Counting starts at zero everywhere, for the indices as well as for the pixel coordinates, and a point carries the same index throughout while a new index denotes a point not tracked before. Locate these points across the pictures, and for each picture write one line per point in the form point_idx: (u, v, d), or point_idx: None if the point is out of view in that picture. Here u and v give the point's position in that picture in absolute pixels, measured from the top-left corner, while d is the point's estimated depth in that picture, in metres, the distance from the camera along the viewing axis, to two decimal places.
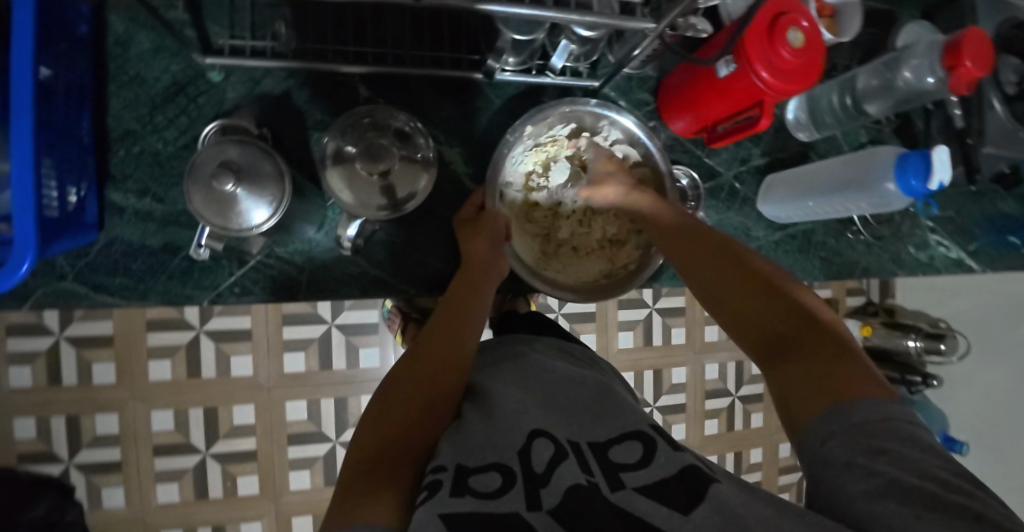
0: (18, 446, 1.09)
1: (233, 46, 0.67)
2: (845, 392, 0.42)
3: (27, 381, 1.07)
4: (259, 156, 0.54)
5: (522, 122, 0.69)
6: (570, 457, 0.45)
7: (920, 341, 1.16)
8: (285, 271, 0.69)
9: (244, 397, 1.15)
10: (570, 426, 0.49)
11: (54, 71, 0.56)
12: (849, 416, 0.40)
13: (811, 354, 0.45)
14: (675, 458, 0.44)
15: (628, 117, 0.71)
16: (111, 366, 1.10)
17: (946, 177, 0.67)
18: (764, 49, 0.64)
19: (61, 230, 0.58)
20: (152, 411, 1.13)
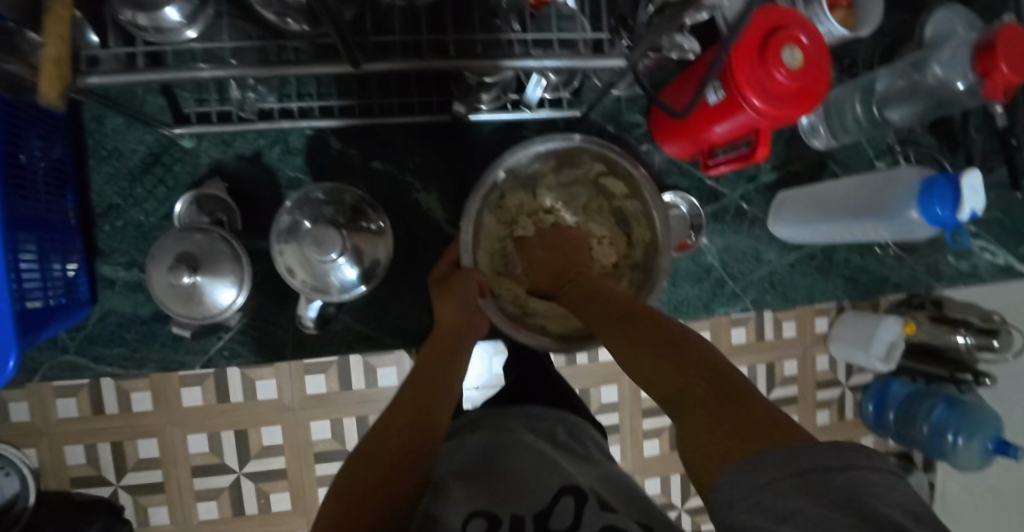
0: (71, 473, 0.95)
1: (200, 112, 0.67)
2: (749, 442, 0.32)
3: (74, 412, 0.93)
4: (219, 241, 0.55)
5: (493, 167, 0.66)
6: (501, 531, 0.46)
7: (969, 336, 0.92)
8: (271, 332, 0.69)
9: (271, 418, 0.98)
10: (510, 501, 0.49)
11: (31, 161, 0.58)
12: (756, 474, 0.30)
13: (714, 408, 0.37)
14: (597, 517, 0.45)
15: (605, 146, 0.67)
16: (151, 394, 0.95)
17: (979, 205, 0.58)
18: (756, 74, 0.57)
19: (51, 316, 0.60)
20: (188, 436, 0.97)
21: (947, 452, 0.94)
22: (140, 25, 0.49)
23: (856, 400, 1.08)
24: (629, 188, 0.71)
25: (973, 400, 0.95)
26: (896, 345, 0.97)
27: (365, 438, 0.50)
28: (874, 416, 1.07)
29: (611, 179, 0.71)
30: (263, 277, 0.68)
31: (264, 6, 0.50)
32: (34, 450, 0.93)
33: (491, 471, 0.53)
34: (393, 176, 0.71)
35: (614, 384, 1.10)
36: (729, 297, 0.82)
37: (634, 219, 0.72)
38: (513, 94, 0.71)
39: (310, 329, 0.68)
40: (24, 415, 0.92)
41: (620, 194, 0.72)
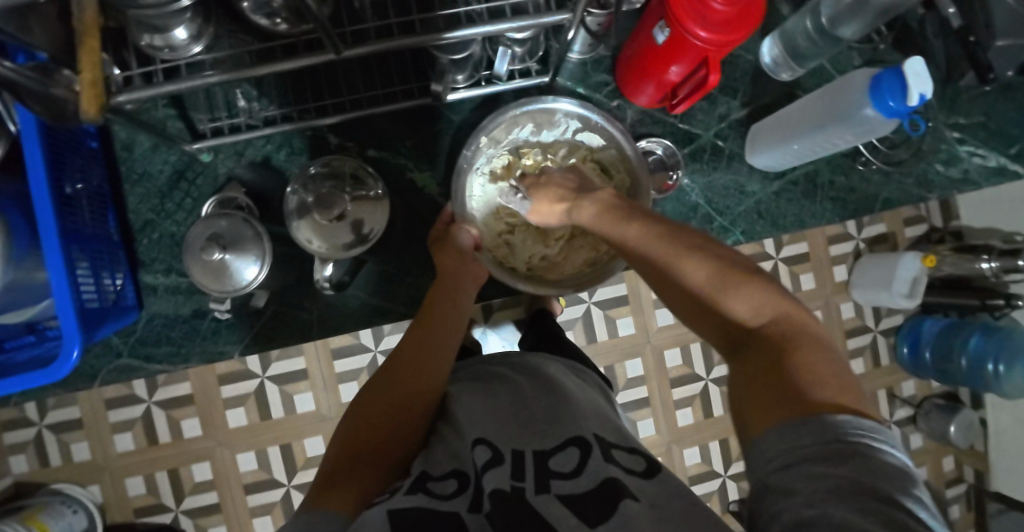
0: (133, 503, 1.02)
1: (214, 127, 0.75)
2: (793, 408, 0.35)
3: (131, 445, 1.01)
4: (241, 224, 0.62)
5: (475, 134, 0.72)
6: (505, 463, 0.48)
7: (994, 261, 0.96)
8: (298, 314, 0.76)
9: (311, 429, 1.05)
10: (515, 437, 0.51)
11: (75, 186, 0.67)
12: (795, 435, 0.33)
13: (770, 370, 0.39)
14: (601, 470, 0.46)
15: (572, 103, 0.73)
16: (199, 419, 1.02)
17: (928, 88, 0.60)
18: (693, 6, 0.62)
19: (105, 317, 0.68)
20: (239, 455, 1.04)
21: (991, 383, 0.99)
22: (156, 46, 0.57)
23: (891, 345, 1.15)
24: (604, 139, 0.76)
25: (1011, 327, 0.99)
26: (919, 281, 1.00)
27: (376, 375, 0.61)
28: (912, 359, 1.12)
29: (587, 134, 0.77)
30: (284, 264, 0.76)
31: (255, 12, 0.57)
32: (98, 486, 1.01)
33: (497, 405, 0.56)
34: (389, 161, 0.79)
35: (633, 348, 1.13)
36: (719, 231, 0.86)
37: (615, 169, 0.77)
38: (485, 71, 0.78)
39: (328, 289, 0.74)
40: (86, 454, 1.00)
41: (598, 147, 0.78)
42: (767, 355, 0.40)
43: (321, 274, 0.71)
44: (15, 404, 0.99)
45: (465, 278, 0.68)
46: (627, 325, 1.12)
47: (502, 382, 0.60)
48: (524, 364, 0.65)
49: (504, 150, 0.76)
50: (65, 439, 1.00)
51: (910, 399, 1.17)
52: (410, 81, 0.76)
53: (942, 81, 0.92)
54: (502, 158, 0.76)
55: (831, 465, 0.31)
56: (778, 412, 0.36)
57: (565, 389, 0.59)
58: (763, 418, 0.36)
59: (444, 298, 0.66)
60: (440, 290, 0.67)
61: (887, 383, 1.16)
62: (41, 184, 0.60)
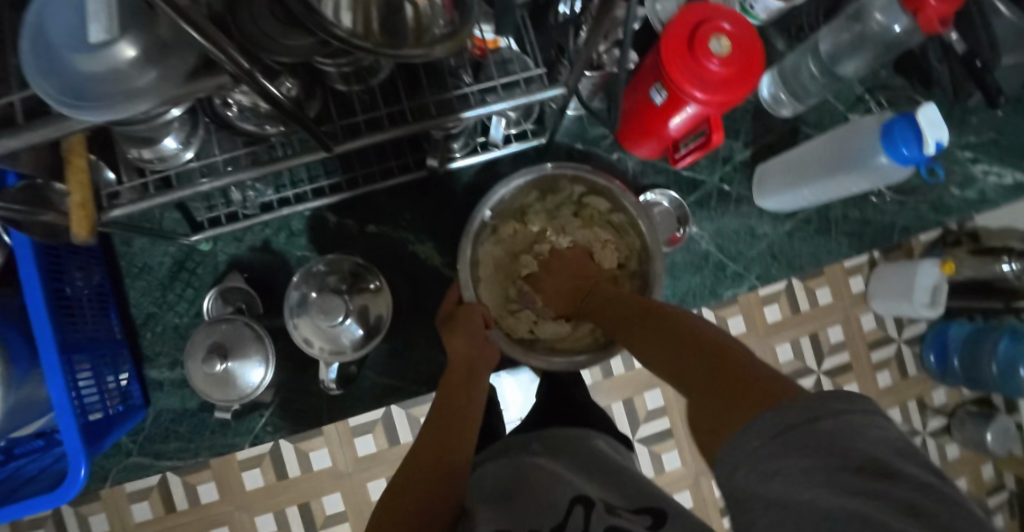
0: None
1: (212, 216, 0.74)
2: (752, 407, 0.33)
3: (149, 514, 1.00)
4: (244, 327, 0.60)
5: (478, 207, 0.70)
6: None
7: (1013, 254, 0.91)
8: (307, 400, 0.75)
9: (329, 486, 1.03)
10: (528, 519, 0.49)
11: (73, 292, 0.66)
12: (745, 436, 0.31)
13: (726, 382, 0.37)
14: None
15: (575, 169, 0.71)
16: (215, 482, 1.01)
17: (944, 135, 0.58)
18: (688, 68, 0.61)
19: (113, 422, 0.67)
20: (256, 517, 1.02)
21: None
22: (145, 158, 0.56)
23: (916, 354, 1.08)
24: (612, 202, 0.74)
25: None
26: (936, 289, 0.94)
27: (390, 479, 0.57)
28: (940, 367, 1.06)
29: (594, 197, 0.75)
30: (291, 350, 0.74)
31: (244, 119, 0.56)
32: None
33: (508, 486, 0.55)
34: (390, 236, 0.77)
35: (651, 390, 1.10)
36: (733, 278, 0.83)
37: (624, 231, 0.75)
38: (480, 137, 0.77)
39: (333, 389, 0.73)
40: (104, 526, 1.00)
41: (607, 210, 0.76)
42: (721, 366, 0.39)
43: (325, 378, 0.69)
44: None
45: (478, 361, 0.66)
46: None
47: (519, 464, 0.57)
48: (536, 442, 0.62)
49: (507, 222, 0.76)
50: (83, 512, 1.00)
51: (942, 407, 1.11)
52: (405, 155, 0.75)
53: (951, 102, 0.89)
54: (505, 229, 0.76)
55: (810, 454, 0.28)
56: (742, 415, 0.33)
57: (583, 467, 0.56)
58: (721, 430, 0.34)
59: (459, 386, 0.64)
60: (454, 380, 0.65)
61: (916, 393, 1.09)
62: (37, 305, 0.59)
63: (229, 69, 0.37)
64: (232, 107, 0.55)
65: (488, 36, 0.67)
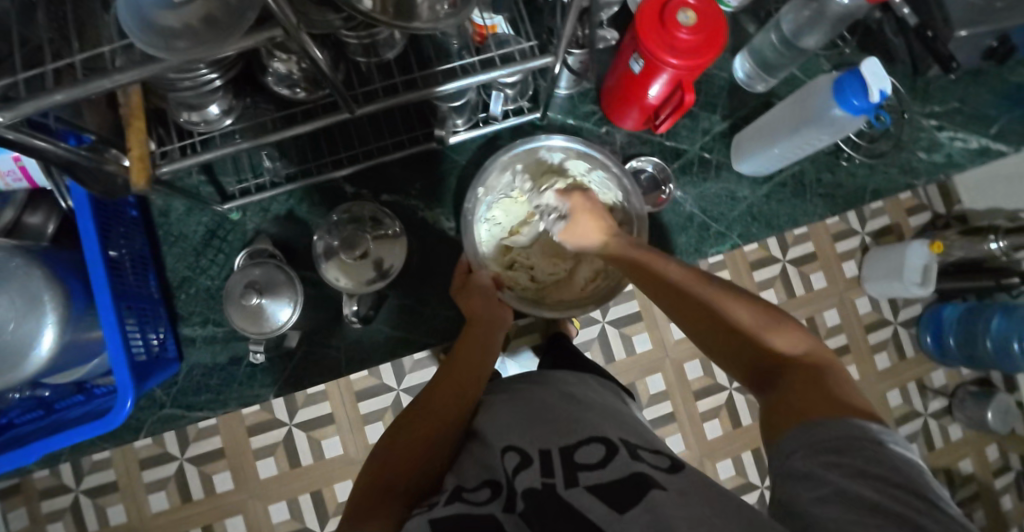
0: None
1: (241, 188, 0.84)
2: (828, 414, 0.41)
3: (165, 504, 1.04)
4: (273, 270, 0.68)
5: (471, 188, 0.78)
6: (532, 464, 0.51)
7: (1002, 240, 1.00)
8: (327, 353, 0.81)
9: (341, 474, 1.07)
10: (545, 439, 0.53)
11: (120, 252, 0.74)
12: (813, 434, 0.40)
13: (802, 386, 0.45)
14: (627, 465, 0.47)
15: (558, 138, 0.79)
16: (229, 472, 1.06)
17: (886, 84, 0.66)
18: (661, 37, 0.69)
19: (151, 369, 0.74)
20: (269, 507, 1.06)
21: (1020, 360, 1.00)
22: (193, 121, 0.66)
23: (914, 336, 1.17)
24: (591, 163, 0.81)
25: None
26: (929, 268, 1.02)
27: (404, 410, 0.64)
28: (938, 348, 1.14)
29: (574, 162, 0.82)
30: (313, 305, 0.81)
31: (278, 84, 0.66)
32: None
33: (521, 412, 0.60)
34: (401, 203, 0.85)
35: (651, 364, 1.15)
36: (716, 237, 0.90)
37: (604, 188, 0.81)
38: (481, 113, 0.85)
39: (355, 322, 0.80)
40: (122, 516, 1.04)
41: (585, 172, 0.82)
42: (806, 378, 0.46)
43: (350, 309, 0.78)
44: (55, 469, 1.02)
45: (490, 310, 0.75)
46: (644, 342, 1.15)
47: (524, 395, 0.63)
48: (545, 381, 0.68)
49: (498, 197, 0.81)
50: (101, 503, 1.03)
51: (942, 389, 1.17)
52: (414, 129, 0.84)
53: (911, 75, 0.97)
54: (499, 202, 0.81)
55: (844, 460, 0.38)
56: (813, 416, 0.42)
57: (589, 402, 0.61)
58: (800, 420, 0.42)
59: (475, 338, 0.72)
60: (474, 331, 0.72)
61: (916, 375, 1.17)
62: (94, 252, 0.67)
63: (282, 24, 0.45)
64: (271, 74, 0.65)
65: (488, 22, 0.74)
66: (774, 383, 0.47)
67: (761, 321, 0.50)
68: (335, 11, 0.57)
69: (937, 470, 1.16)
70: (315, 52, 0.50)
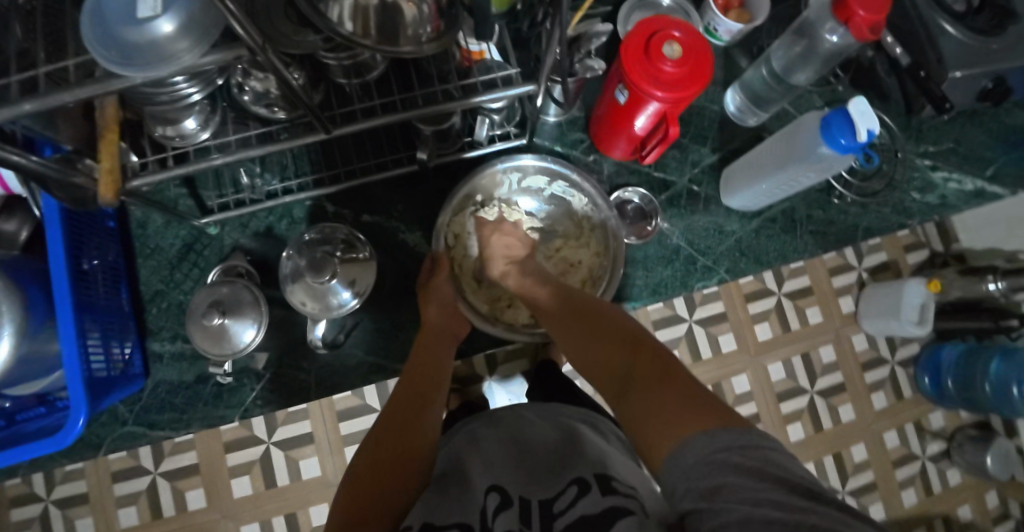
0: None
1: (221, 202, 0.83)
2: (689, 426, 0.37)
3: None
4: (239, 288, 0.67)
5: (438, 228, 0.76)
6: (512, 507, 0.47)
7: (1001, 281, 0.92)
8: (296, 375, 0.79)
9: None
10: (528, 485, 0.50)
11: (92, 263, 0.73)
12: (684, 457, 0.35)
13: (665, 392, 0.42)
14: (609, 498, 0.44)
15: (527, 157, 0.77)
16: None
17: (873, 124, 0.65)
18: (645, 68, 0.68)
19: (112, 384, 0.72)
20: None
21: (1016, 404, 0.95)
22: (168, 136, 0.66)
23: (911, 377, 1.11)
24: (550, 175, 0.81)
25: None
26: (926, 307, 0.96)
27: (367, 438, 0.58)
28: (935, 389, 1.09)
29: (532, 178, 0.82)
30: (284, 326, 0.79)
31: (256, 103, 0.65)
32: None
33: (507, 447, 0.57)
34: (382, 225, 0.84)
35: None
36: (704, 271, 0.89)
37: (568, 194, 0.83)
38: (467, 137, 0.84)
39: (321, 348, 0.78)
40: None
41: (546, 184, 0.83)
42: (666, 382, 0.43)
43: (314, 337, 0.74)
44: None
45: (452, 328, 0.72)
46: None
47: (513, 430, 0.60)
48: (531, 410, 0.65)
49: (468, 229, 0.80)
50: None
51: (940, 432, 1.12)
52: (398, 150, 0.83)
53: (905, 114, 0.96)
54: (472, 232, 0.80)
55: (773, 472, 0.32)
56: (676, 428, 0.37)
57: (580, 445, 0.55)
58: (667, 436, 0.37)
59: (427, 349, 0.68)
60: (423, 342, 0.69)
61: (913, 416, 1.11)
62: (59, 264, 0.66)
63: (245, 43, 0.43)
64: (248, 93, 0.65)
65: (475, 47, 0.72)
66: (629, 394, 0.45)
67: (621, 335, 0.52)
68: (315, 32, 0.57)
69: (935, 514, 1.09)
70: (286, 74, 0.49)
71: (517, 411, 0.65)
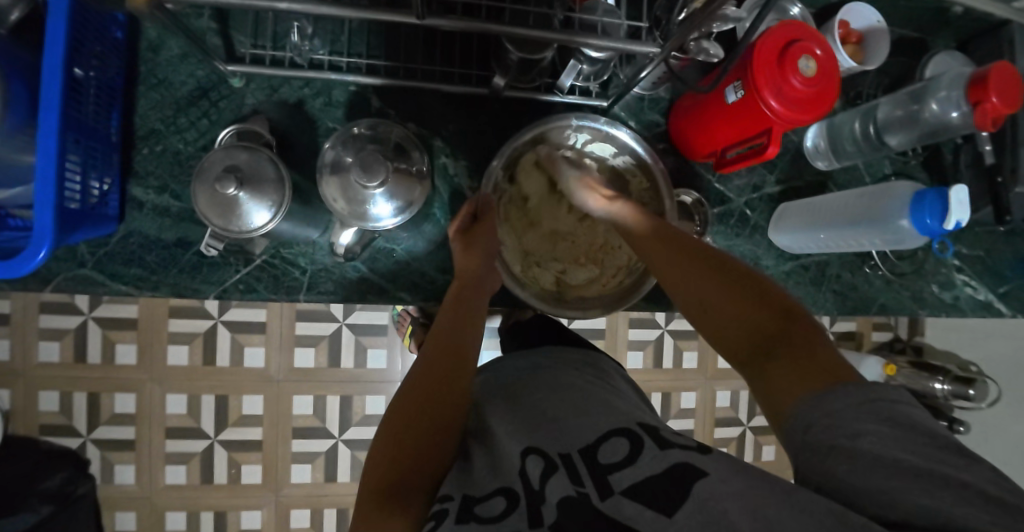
0: (41, 419, 1.05)
1: (254, 55, 0.70)
2: (825, 380, 0.40)
3: (55, 356, 1.04)
4: (263, 161, 0.57)
5: (489, 167, 0.70)
6: (560, 468, 0.44)
7: (947, 384, 1.05)
8: (288, 272, 0.72)
9: (253, 388, 1.10)
10: (560, 427, 0.49)
11: (87, 72, 0.61)
12: (829, 403, 0.38)
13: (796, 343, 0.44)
14: (661, 456, 0.41)
15: (625, 131, 0.72)
16: (134, 347, 1.06)
17: (964, 216, 0.62)
18: (774, 76, 0.62)
19: (82, 221, 0.62)
20: (168, 396, 1.09)
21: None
22: None
23: None
24: (618, 147, 0.74)
25: None
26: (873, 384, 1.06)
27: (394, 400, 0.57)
28: None
29: (598, 144, 0.74)
30: None
31: None
32: (8, 390, 1.04)
33: (531, 397, 0.56)
34: (427, 141, 0.75)
35: None
36: None
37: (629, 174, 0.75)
38: (547, 79, 0.75)
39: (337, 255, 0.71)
40: (6, 353, 1.03)
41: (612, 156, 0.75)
42: (800, 352, 0.43)
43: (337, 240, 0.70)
44: None
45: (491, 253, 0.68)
46: None
47: (543, 371, 0.60)
48: (569, 357, 0.65)
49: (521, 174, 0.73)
50: None
51: None
52: (471, 66, 0.73)
53: None
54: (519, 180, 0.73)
55: (913, 432, 0.35)
56: (808, 390, 0.40)
57: (602, 395, 0.54)
58: (799, 391, 0.41)
59: (466, 299, 0.65)
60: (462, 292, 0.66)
61: None
62: (55, 64, 0.54)
63: None
64: None
65: None
66: (767, 350, 0.45)
67: (754, 280, 0.50)
68: None
69: None
70: None
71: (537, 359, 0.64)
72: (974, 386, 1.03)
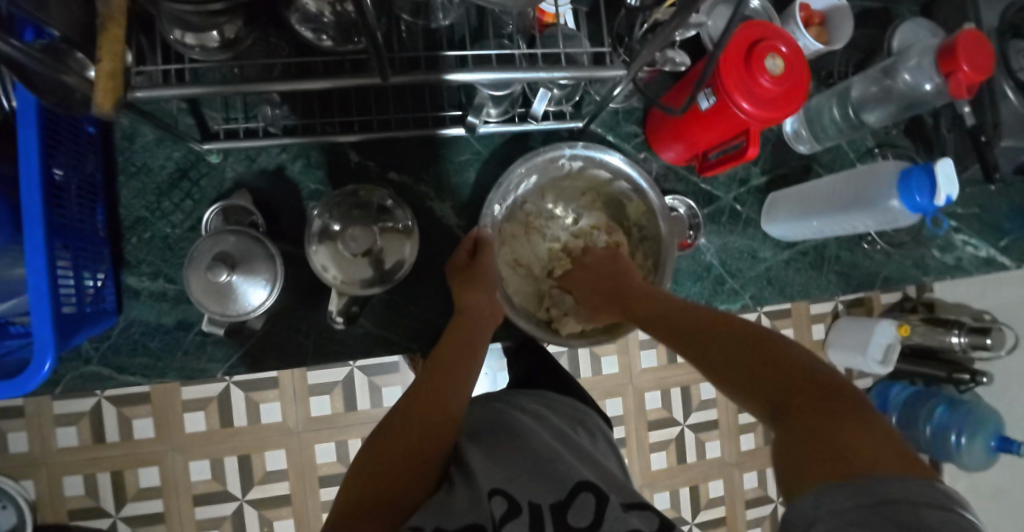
0: (68, 505, 0.99)
1: (228, 129, 0.71)
2: (843, 460, 0.33)
3: (73, 440, 0.99)
4: (251, 242, 0.57)
5: (487, 204, 0.71)
6: (522, 514, 0.47)
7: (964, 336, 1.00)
8: (292, 338, 0.72)
9: (275, 442, 1.06)
10: (528, 480, 0.50)
11: (65, 174, 0.61)
12: (842, 492, 0.31)
13: (821, 428, 0.36)
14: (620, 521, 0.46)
15: (615, 156, 0.71)
16: (151, 420, 1.01)
17: (954, 190, 0.62)
18: (743, 79, 0.62)
19: (83, 320, 0.62)
20: (190, 464, 1.03)
21: (951, 452, 1.03)
22: (186, 44, 0.51)
23: None
24: (611, 172, 0.74)
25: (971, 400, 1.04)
26: (892, 347, 1.01)
27: (380, 431, 0.58)
28: None
29: (590, 171, 0.75)
30: (290, 282, 0.71)
31: (300, 24, 0.52)
32: (31, 482, 0.98)
33: (503, 441, 0.56)
34: (411, 187, 0.75)
35: (615, 386, 1.16)
36: (730, 293, 0.86)
37: (625, 197, 0.75)
38: (520, 108, 0.76)
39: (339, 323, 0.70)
40: (23, 446, 0.97)
41: (606, 180, 0.76)
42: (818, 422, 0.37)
43: (332, 309, 0.69)
44: None
45: (491, 317, 0.69)
46: (611, 364, 1.16)
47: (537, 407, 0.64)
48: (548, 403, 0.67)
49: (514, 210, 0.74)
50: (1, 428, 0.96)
51: None
52: (444, 107, 0.74)
53: None
54: (512, 214, 0.74)
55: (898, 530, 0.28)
56: (812, 463, 0.34)
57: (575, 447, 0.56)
58: (815, 467, 0.34)
59: (462, 339, 0.66)
60: (459, 331, 0.66)
61: None
62: (31, 173, 0.54)
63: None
64: (294, 10, 0.51)
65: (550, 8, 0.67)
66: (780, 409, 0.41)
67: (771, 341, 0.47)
68: None
69: None
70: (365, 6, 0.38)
71: (506, 404, 0.65)
72: (990, 335, 0.98)
